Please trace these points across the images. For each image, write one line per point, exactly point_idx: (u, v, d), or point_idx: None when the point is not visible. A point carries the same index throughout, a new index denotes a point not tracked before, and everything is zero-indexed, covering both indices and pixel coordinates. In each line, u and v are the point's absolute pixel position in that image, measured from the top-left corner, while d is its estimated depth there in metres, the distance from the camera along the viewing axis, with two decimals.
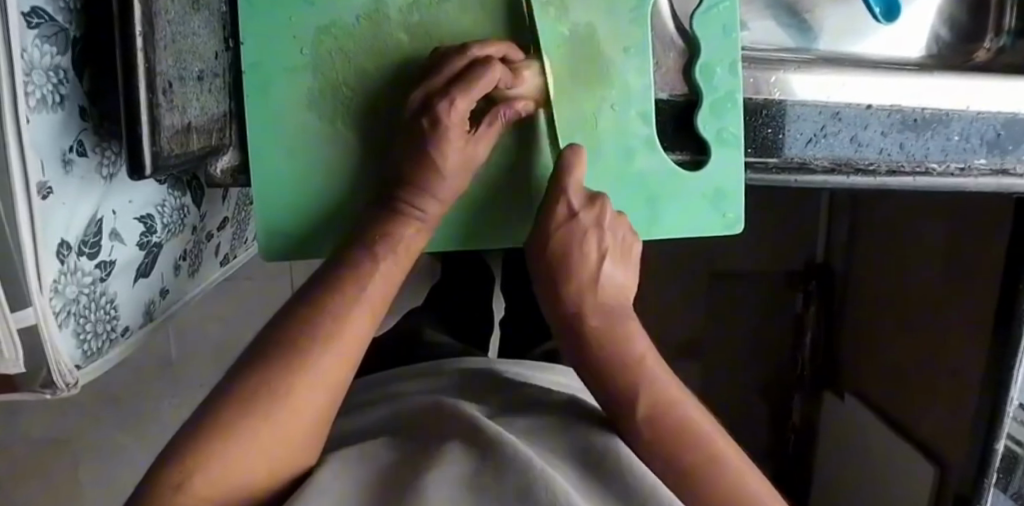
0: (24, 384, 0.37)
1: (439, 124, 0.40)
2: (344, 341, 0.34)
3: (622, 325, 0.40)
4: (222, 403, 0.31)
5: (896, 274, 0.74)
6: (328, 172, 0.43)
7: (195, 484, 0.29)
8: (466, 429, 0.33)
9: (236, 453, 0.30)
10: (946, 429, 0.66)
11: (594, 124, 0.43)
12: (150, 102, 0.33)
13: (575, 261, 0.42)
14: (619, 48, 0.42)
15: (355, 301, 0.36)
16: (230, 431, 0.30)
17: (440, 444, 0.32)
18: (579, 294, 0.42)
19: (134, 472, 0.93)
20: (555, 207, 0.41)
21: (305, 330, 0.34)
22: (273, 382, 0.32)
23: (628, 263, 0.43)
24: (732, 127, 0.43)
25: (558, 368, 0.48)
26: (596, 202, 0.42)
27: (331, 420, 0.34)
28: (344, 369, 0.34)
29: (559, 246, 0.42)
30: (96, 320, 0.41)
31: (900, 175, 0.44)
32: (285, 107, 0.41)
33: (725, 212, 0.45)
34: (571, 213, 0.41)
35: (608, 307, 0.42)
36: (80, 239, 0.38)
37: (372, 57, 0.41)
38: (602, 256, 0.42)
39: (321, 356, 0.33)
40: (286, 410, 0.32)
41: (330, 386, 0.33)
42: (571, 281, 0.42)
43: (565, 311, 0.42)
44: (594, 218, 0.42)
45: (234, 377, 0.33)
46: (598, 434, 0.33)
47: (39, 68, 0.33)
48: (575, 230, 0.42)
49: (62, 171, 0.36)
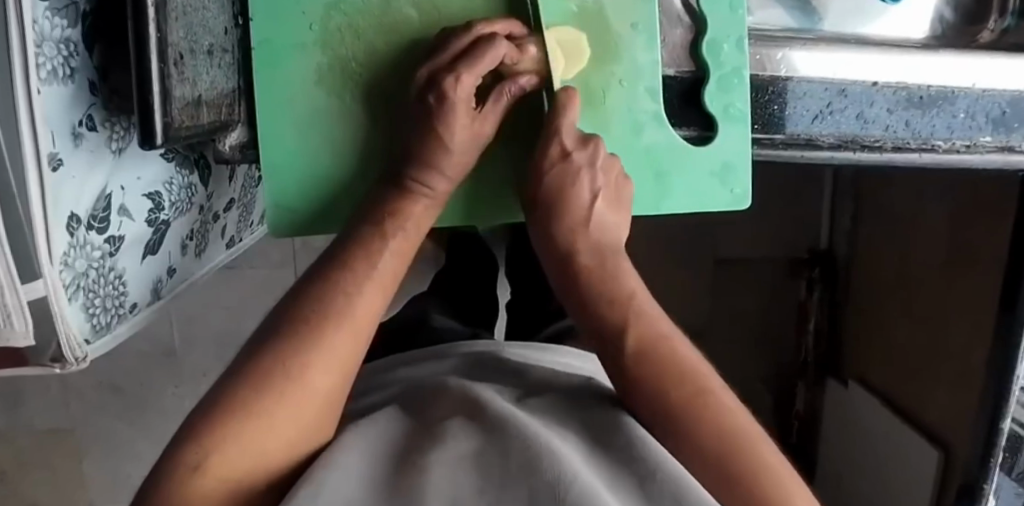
0: (34, 357, 0.37)
1: (446, 100, 0.40)
2: (356, 319, 0.35)
3: (612, 263, 0.41)
4: (238, 381, 0.31)
5: (905, 261, 0.74)
6: (336, 149, 0.43)
7: (211, 463, 0.29)
8: (475, 406, 0.33)
9: (253, 424, 0.30)
10: (954, 415, 0.66)
11: (601, 100, 0.43)
12: (161, 72, 0.33)
13: (568, 199, 0.42)
14: (626, 24, 0.42)
15: (364, 280, 0.36)
16: (247, 403, 0.31)
17: (446, 419, 0.32)
18: (569, 226, 0.42)
19: (138, 459, 0.94)
20: (550, 146, 0.41)
21: (317, 304, 0.34)
22: (287, 358, 0.32)
23: (620, 207, 0.43)
24: (739, 103, 0.43)
25: (570, 350, 0.48)
26: (590, 141, 0.42)
27: (345, 393, 0.34)
28: (357, 343, 0.34)
29: (553, 180, 0.42)
30: (105, 295, 0.41)
31: (906, 151, 0.44)
32: (294, 83, 0.41)
33: (733, 188, 0.45)
34: (564, 152, 0.41)
35: (603, 248, 0.41)
36: (89, 213, 0.38)
37: (382, 34, 0.41)
38: (595, 196, 0.42)
39: (332, 329, 0.33)
40: (299, 381, 0.32)
41: (342, 358, 0.34)
42: (565, 215, 0.42)
43: (559, 250, 0.42)
44: (587, 157, 0.42)
45: (249, 354, 0.33)
46: (616, 411, 0.34)
47: (50, 40, 0.33)
48: (567, 169, 0.41)
49: (72, 144, 0.36)
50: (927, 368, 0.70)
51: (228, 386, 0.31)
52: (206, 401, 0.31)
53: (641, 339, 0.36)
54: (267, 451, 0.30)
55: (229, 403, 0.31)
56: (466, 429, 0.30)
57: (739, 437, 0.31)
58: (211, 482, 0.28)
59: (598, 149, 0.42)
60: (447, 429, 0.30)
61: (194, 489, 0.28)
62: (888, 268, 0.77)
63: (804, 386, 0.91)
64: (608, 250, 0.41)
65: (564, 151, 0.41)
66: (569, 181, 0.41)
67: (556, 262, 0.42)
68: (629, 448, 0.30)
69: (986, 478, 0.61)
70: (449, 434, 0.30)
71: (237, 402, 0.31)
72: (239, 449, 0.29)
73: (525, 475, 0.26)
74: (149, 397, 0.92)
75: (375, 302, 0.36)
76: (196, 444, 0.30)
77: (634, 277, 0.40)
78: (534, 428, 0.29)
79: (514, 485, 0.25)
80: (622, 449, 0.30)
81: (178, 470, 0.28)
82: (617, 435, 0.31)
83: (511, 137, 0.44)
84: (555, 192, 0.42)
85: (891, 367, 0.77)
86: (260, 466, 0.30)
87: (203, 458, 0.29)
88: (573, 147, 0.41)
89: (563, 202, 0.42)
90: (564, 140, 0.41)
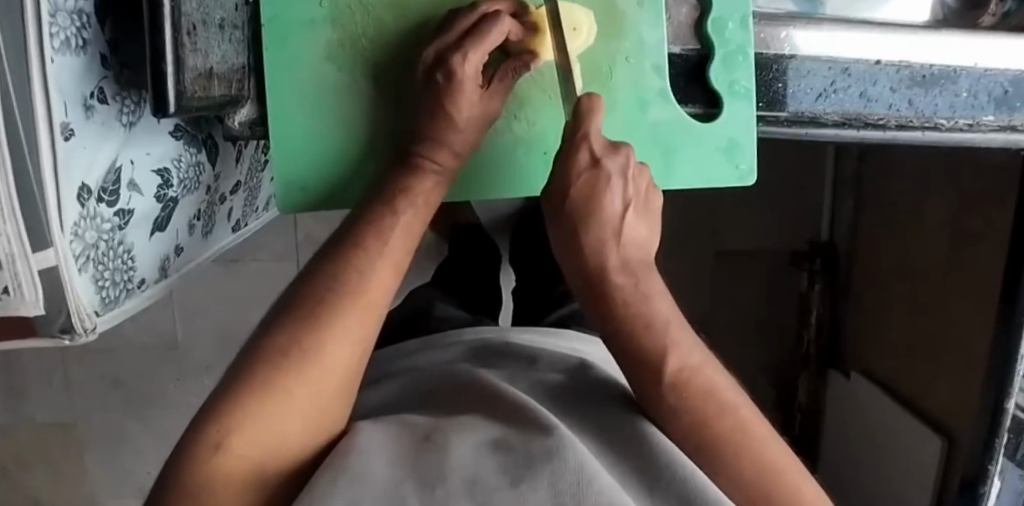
0: (42, 329, 0.37)
1: (454, 77, 0.40)
2: (370, 289, 0.35)
3: (646, 285, 0.37)
4: (250, 357, 0.32)
5: (907, 252, 0.75)
6: (345, 125, 0.43)
7: (232, 442, 0.29)
8: (494, 406, 0.32)
9: (265, 396, 0.30)
10: (955, 405, 0.67)
11: (607, 77, 0.44)
12: (174, 40, 0.33)
13: (600, 213, 0.38)
14: (632, 2, 0.43)
15: (377, 254, 0.36)
16: (266, 380, 0.31)
17: (466, 414, 0.32)
18: (598, 244, 0.37)
19: (142, 455, 0.97)
20: (576, 152, 0.38)
21: (330, 279, 0.34)
22: (303, 332, 0.32)
23: (650, 218, 0.39)
24: (744, 80, 0.44)
25: (567, 333, 0.48)
26: (620, 149, 0.39)
27: (361, 367, 0.34)
28: (373, 316, 0.35)
29: (582, 192, 0.38)
30: (114, 269, 0.41)
31: (909, 129, 0.45)
32: (303, 59, 0.42)
33: (738, 164, 0.46)
34: (593, 159, 0.38)
35: (634, 264, 0.37)
36: (99, 186, 0.38)
37: (391, 10, 0.41)
38: (625, 207, 0.38)
39: (347, 303, 0.34)
40: (314, 351, 0.32)
41: (358, 330, 0.34)
42: (593, 228, 0.37)
43: (587, 265, 0.37)
44: (618, 165, 0.39)
45: (265, 326, 0.33)
46: (629, 416, 0.33)
47: (63, 11, 0.34)
48: (597, 176, 0.38)
49: (84, 115, 0.36)
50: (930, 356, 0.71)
51: (245, 363, 0.31)
52: (226, 378, 0.31)
53: (659, 343, 0.35)
54: (287, 426, 0.30)
55: (247, 379, 0.31)
56: (487, 426, 0.30)
57: (754, 442, 0.33)
58: (235, 458, 0.29)
59: (628, 158, 0.39)
60: (466, 423, 0.30)
61: (218, 467, 0.29)
62: (891, 259, 0.78)
63: (805, 378, 0.91)
64: (640, 268, 0.37)
65: (592, 157, 0.38)
66: (599, 189, 0.38)
67: (581, 279, 0.38)
68: (654, 460, 0.29)
69: (991, 458, 0.59)
70: (468, 427, 0.30)
71: (253, 375, 0.31)
72: (259, 427, 0.30)
73: (545, 461, 0.26)
74: (153, 392, 0.94)
75: (387, 276, 0.36)
76: (213, 416, 0.30)
77: (654, 280, 0.37)
78: (554, 420, 0.30)
79: (534, 469, 0.25)
80: (645, 458, 0.30)
81: (197, 452, 0.29)
82: (637, 443, 0.31)
83: (519, 112, 0.44)
84: (585, 205, 0.38)
85: (894, 358, 0.77)
86: (276, 437, 0.30)
87: (223, 437, 0.29)
88: (601, 151, 0.39)
89: (595, 218, 0.38)
90: (592, 145, 0.38)
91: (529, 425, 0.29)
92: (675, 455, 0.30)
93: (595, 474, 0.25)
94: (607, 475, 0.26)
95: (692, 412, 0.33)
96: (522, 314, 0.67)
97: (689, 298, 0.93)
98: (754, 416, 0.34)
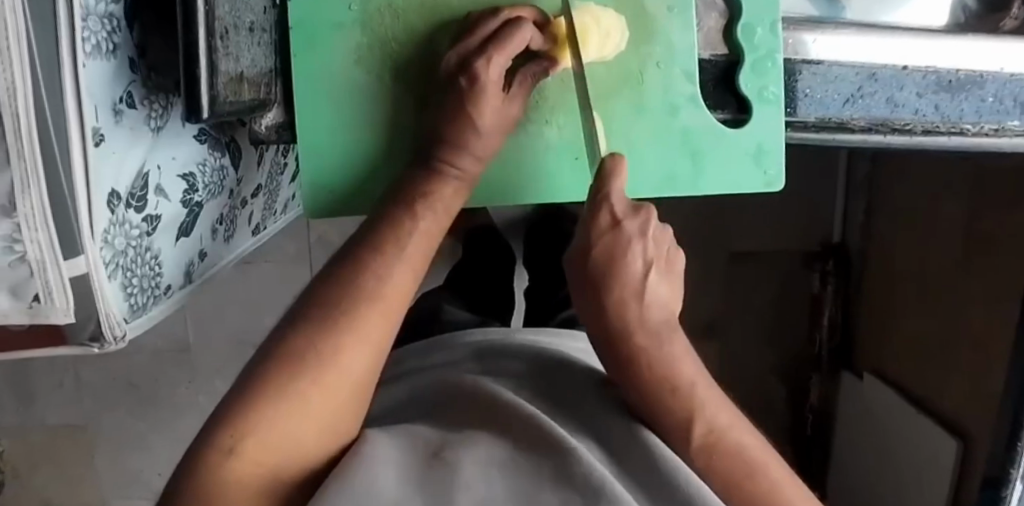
0: (72, 335, 0.37)
1: (477, 82, 0.39)
2: (387, 297, 0.34)
3: (669, 346, 0.36)
4: (271, 362, 0.31)
5: (923, 254, 0.75)
6: (369, 129, 0.43)
7: (248, 444, 0.29)
8: (501, 415, 0.32)
9: (287, 408, 0.30)
10: (975, 407, 0.67)
11: (639, 82, 0.44)
12: (208, 44, 0.33)
13: (620, 283, 0.36)
14: (664, 7, 0.43)
15: (392, 258, 0.35)
16: (288, 382, 0.30)
17: (471, 428, 0.31)
18: (620, 307, 0.36)
19: (150, 457, 0.97)
20: (597, 213, 0.36)
21: (347, 287, 0.34)
22: (322, 338, 0.32)
23: (672, 276, 0.37)
24: (773, 86, 0.44)
25: (579, 336, 0.46)
26: (641, 209, 0.37)
27: (377, 370, 0.34)
28: (390, 320, 0.34)
29: (602, 256, 0.36)
30: (142, 275, 0.41)
31: (935, 135, 0.44)
32: (333, 62, 0.41)
33: (766, 170, 0.46)
34: (614, 222, 0.36)
35: (656, 326, 0.36)
36: (128, 191, 0.38)
37: (420, 13, 0.41)
38: (648, 267, 0.36)
39: (364, 308, 0.33)
40: (335, 359, 0.31)
41: (376, 337, 0.33)
42: (617, 291, 0.36)
43: (608, 330, 0.36)
44: (638, 225, 0.36)
45: (281, 329, 0.32)
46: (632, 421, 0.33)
47: (95, 15, 0.33)
48: (618, 239, 0.36)
49: (113, 119, 0.36)
50: (946, 358, 0.71)
51: (261, 366, 0.31)
52: (242, 378, 0.31)
53: (688, 406, 0.34)
54: (301, 429, 0.30)
55: (263, 379, 0.30)
56: (494, 441, 0.29)
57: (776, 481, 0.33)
58: (250, 464, 0.28)
59: (649, 218, 0.37)
60: (473, 437, 0.30)
61: (229, 472, 0.28)
62: (905, 260, 0.79)
63: (818, 380, 0.92)
64: (662, 329, 0.36)
65: (613, 220, 0.36)
66: (621, 251, 0.36)
67: (601, 338, 0.36)
68: (654, 466, 0.29)
69: (1012, 461, 0.57)
70: (474, 441, 0.29)
71: (271, 381, 0.30)
72: (274, 428, 0.29)
73: None
74: (163, 393, 0.94)
75: (404, 284, 0.35)
76: (230, 421, 0.29)
77: (679, 340, 0.36)
78: (554, 429, 0.30)
79: None
80: (644, 464, 0.30)
81: (212, 458, 0.28)
82: (639, 448, 0.31)
83: (550, 116, 0.44)
84: (605, 267, 0.36)
85: (909, 361, 0.77)
86: (290, 446, 0.30)
87: (237, 441, 0.29)
88: (623, 214, 0.36)
89: (618, 280, 0.36)
90: (613, 206, 0.36)
91: (534, 441, 0.29)
92: (677, 462, 0.30)
93: (600, 487, 0.25)
94: (613, 485, 0.26)
95: (726, 476, 0.33)
96: (535, 316, 0.67)
97: (700, 300, 0.93)
98: (787, 476, 0.34)
